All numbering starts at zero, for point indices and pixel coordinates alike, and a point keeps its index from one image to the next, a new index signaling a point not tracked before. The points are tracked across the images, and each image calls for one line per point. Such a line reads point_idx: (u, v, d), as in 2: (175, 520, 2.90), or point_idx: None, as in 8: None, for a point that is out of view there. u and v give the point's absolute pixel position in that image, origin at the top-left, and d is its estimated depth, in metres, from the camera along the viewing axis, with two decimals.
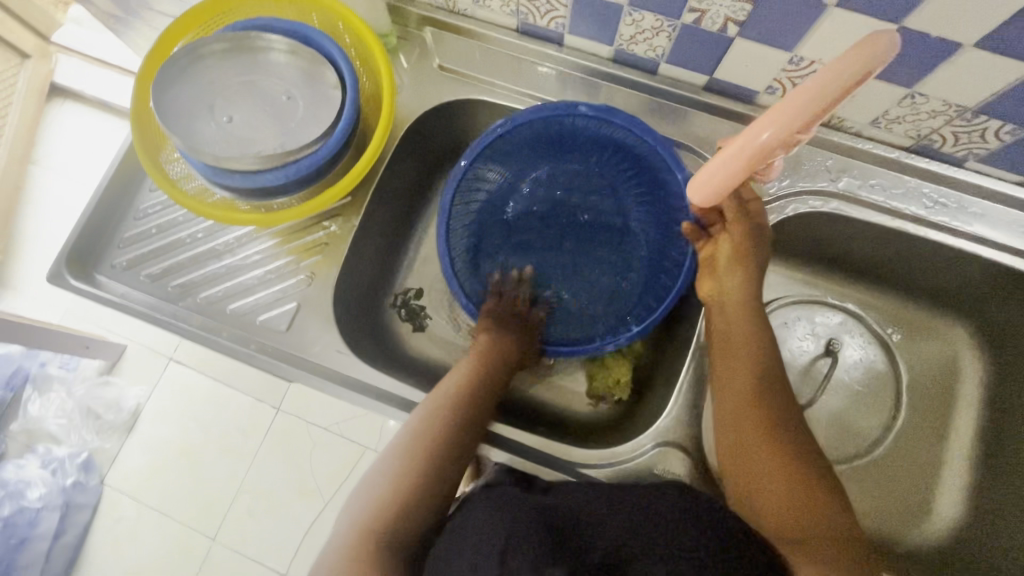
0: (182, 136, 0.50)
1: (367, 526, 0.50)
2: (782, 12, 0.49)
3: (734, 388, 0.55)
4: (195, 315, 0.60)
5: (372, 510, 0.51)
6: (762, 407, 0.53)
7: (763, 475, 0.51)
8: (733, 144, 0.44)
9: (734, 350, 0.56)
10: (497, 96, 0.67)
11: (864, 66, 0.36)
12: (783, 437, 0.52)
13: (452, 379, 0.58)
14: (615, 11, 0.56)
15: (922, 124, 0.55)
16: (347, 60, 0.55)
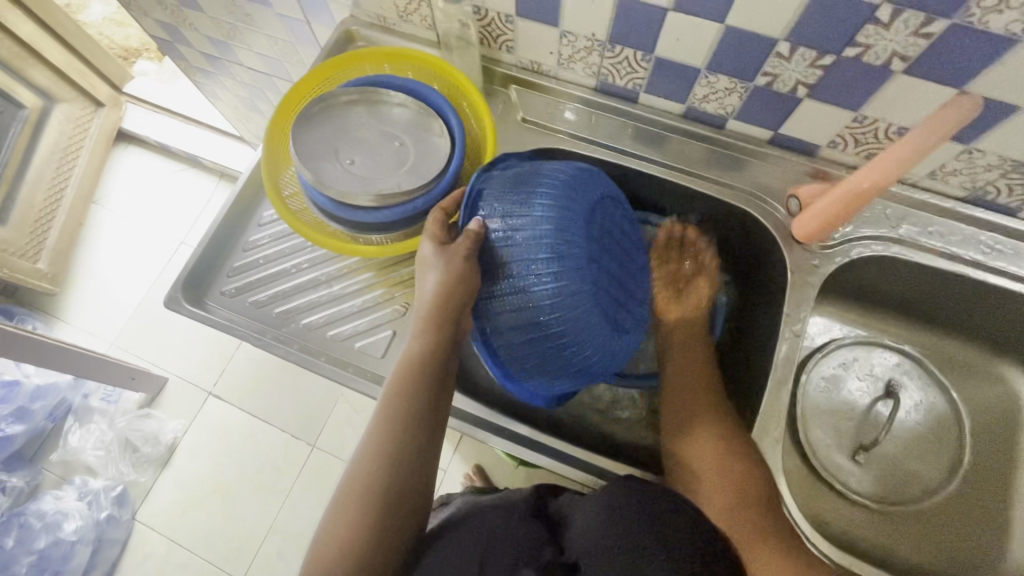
0: (314, 175, 0.57)
1: (358, 485, 0.50)
2: (850, 76, 0.55)
3: (688, 401, 0.63)
4: (295, 340, 0.64)
5: (362, 467, 0.51)
6: (710, 417, 0.61)
7: (709, 470, 0.56)
8: (839, 187, 0.61)
9: (682, 382, 0.66)
10: (575, 146, 0.73)
11: (958, 118, 0.51)
12: (729, 440, 0.58)
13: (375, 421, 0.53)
14: (692, 73, 0.63)
15: (979, 177, 0.60)
16: (456, 113, 0.62)
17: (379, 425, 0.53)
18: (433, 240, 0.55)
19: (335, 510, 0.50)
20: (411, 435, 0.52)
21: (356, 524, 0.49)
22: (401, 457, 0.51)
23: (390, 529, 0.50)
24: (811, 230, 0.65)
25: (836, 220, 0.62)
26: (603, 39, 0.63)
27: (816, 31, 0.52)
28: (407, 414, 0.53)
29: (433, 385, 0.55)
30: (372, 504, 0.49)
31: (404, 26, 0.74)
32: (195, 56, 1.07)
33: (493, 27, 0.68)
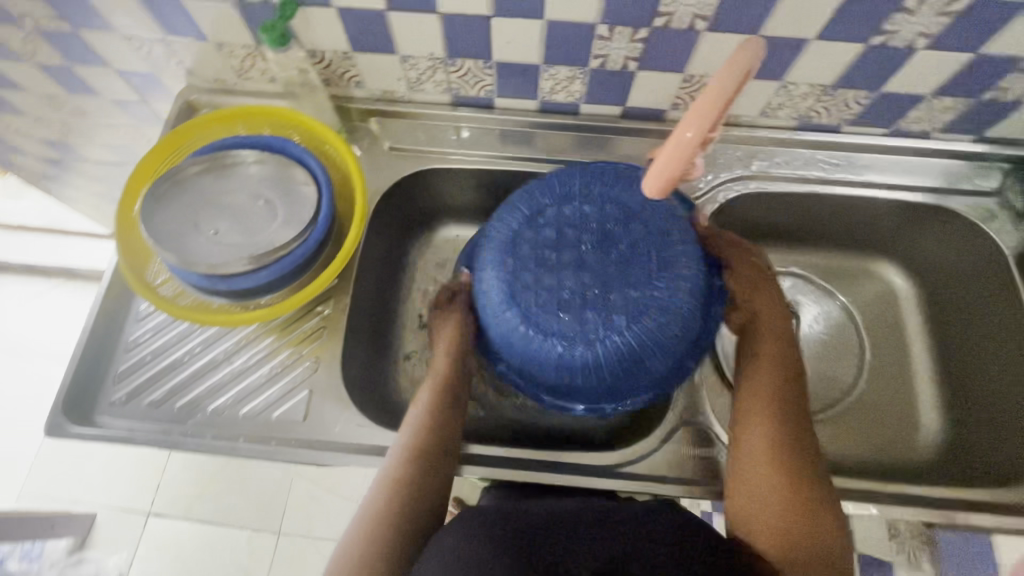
0: (177, 254, 0.54)
1: (389, 484, 0.54)
2: (666, 43, 0.60)
3: (761, 399, 0.57)
4: (206, 429, 0.59)
5: (393, 468, 0.55)
6: (772, 429, 0.56)
7: (756, 481, 0.54)
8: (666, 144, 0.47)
9: (757, 385, 0.58)
10: (453, 164, 0.76)
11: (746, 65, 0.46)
12: (790, 455, 0.54)
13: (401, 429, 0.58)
14: (533, 70, 0.66)
15: (799, 106, 0.67)
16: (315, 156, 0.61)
17: (413, 429, 0.57)
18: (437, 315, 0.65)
19: (366, 507, 0.54)
20: (440, 439, 0.57)
21: (387, 515, 0.52)
22: (443, 445, 0.57)
23: (419, 511, 0.54)
24: (663, 180, 0.48)
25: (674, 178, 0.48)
26: (443, 56, 0.65)
27: (623, 9, 0.56)
28: (435, 421, 0.58)
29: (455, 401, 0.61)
30: (403, 497, 0.53)
31: (246, 85, 0.72)
32: (32, 162, 0.99)
33: (334, 67, 0.68)
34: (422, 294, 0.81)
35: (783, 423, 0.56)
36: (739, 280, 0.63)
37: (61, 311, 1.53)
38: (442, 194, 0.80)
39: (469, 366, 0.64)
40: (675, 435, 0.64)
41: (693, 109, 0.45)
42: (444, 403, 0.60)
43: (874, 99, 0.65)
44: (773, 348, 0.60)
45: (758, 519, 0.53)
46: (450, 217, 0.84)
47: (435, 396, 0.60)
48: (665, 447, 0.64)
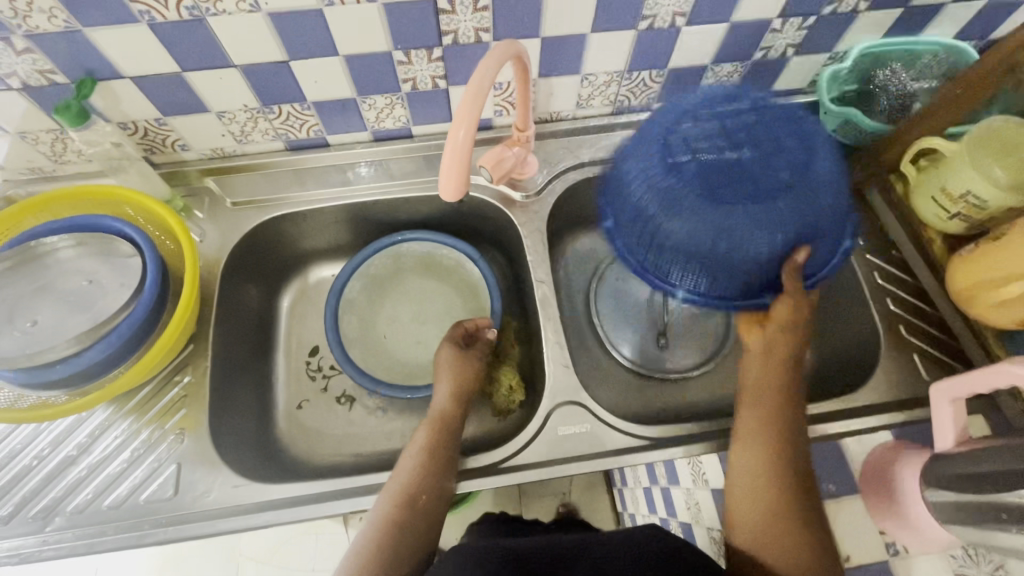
0: None
1: (386, 522, 0.56)
2: (463, 57, 0.63)
3: (761, 416, 0.55)
4: (67, 532, 0.56)
5: (389, 509, 0.56)
6: (769, 449, 0.53)
7: (751, 460, 0.54)
8: (453, 138, 0.48)
9: (764, 408, 0.56)
10: (299, 204, 0.76)
11: (497, 62, 0.50)
12: (786, 454, 0.53)
13: (403, 466, 0.60)
14: (352, 103, 0.68)
15: (607, 94, 0.73)
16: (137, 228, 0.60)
17: (410, 471, 0.59)
18: (443, 362, 0.67)
19: (359, 549, 0.55)
20: (440, 478, 0.59)
21: (383, 553, 0.54)
22: (436, 477, 0.59)
23: (411, 541, 0.55)
24: (455, 176, 0.50)
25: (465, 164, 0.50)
26: (257, 105, 0.66)
27: (410, 35, 0.60)
28: (434, 456, 0.60)
29: (453, 440, 0.62)
30: (392, 539, 0.55)
31: (65, 168, 0.70)
32: None
33: (152, 135, 0.67)
34: (305, 339, 0.81)
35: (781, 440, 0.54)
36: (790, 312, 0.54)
37: None
38: (302, 237, 0.80)
39: (469, 412, 0.67)
40: (551, 417, 0.66)
41: (459, 114, 0.48)
42: (442, 443, 0.61)
43: (666, 76, 0.71)
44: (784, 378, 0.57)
45: (744, 515, 0.52)
46: (319, 258, 0.84)
47: (431, 438, 0.61)
48: (544, 432, 0.65)
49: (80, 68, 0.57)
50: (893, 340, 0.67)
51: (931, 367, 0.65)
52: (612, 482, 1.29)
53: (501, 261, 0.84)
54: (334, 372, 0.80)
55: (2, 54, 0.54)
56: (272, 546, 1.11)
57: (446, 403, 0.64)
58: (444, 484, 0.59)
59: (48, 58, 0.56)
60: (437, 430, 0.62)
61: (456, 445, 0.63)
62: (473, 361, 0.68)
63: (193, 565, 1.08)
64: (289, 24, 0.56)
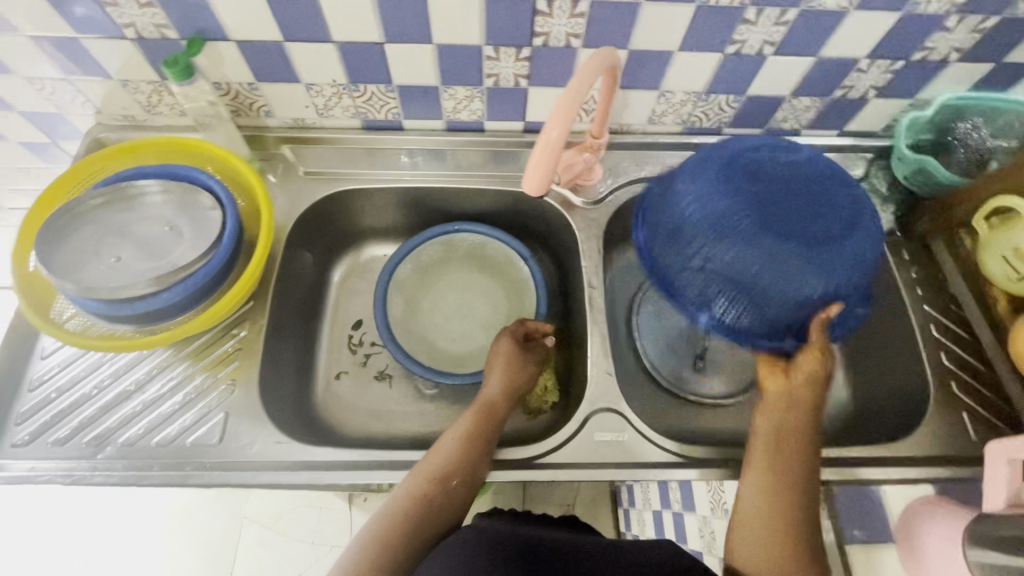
0: (72, 283, 0.54)
1: (415, 493, 0.57)
2: (549, 59, 0.65)
3: (768, 452, 0.56)
4: (116, 461, 0.58)
5: (421, 483, 0.58)
6: (774, 498, 0.53)
7: (751, 502, 0.54)
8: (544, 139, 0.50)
9: (779, 450, 0.55)
10: (367, 182, 0.78)
11: (593, 72, 0.52)
12: (790, 499, 0.53)
13: (444, 443, 0.61)
14: (434, 91, 0.70)
15: (681, 112, 0.74)
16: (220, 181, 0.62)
17: (450, 450, 0.60)
18: (496, 354, 0.69)
19: (385, 512, 0.56)
20: (474, 466, 0.60)
21: (407, 521, 0.56)
22: (470, 468, 0.60)
23: (431, 523, 0.57)
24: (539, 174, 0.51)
25: (552, 165, 0.51)
26: (345, 82, 0.68)
27: (505, 31, 0.61)
28: (473, 443, 0.61)
29: (493, 433, 0.63)
30: (417, 514, 0.56)
31: (156, 119, 0.74)
32: None
33: (242, 98, 0.70)
34: (350, 314, 0.83)
35: (782, 476, 0.54)
36: (815, 356, 0.54)
37: None
38: (363, 214, 0.83)
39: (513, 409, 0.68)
40: (589, 421, 0.66)
41: (553, 115, 0.49)
42: (482, 433, 0.62)
43: (743, 103, 0.72)
44: (793, 420, 0.56)
45: (745, 559, 0.53)
46: (374, 236, 0.87)
47: (476, 425, 0.63)
48: (580, 433, 0.66)
49: (192, 27, 0.60)
50: (944, 396, 0.66)
51: (979, 427, 0.64)
52: (619, 503, 1.28)
53: (550, 264, 0.85)
54: (374, 349, 0.81)
55: (126, 5, 0.58)
56: (277, 512, 1.13)
57: (497, 392, 0.66)
58: (478, 474, 0.60)
59: (166, 14, 0.59)
60: (482, 418, 0.64)
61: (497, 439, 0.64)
62: (526, 362, 0.69)
63: (200, 518, 1.11)
64: (393, 9, 0.59)
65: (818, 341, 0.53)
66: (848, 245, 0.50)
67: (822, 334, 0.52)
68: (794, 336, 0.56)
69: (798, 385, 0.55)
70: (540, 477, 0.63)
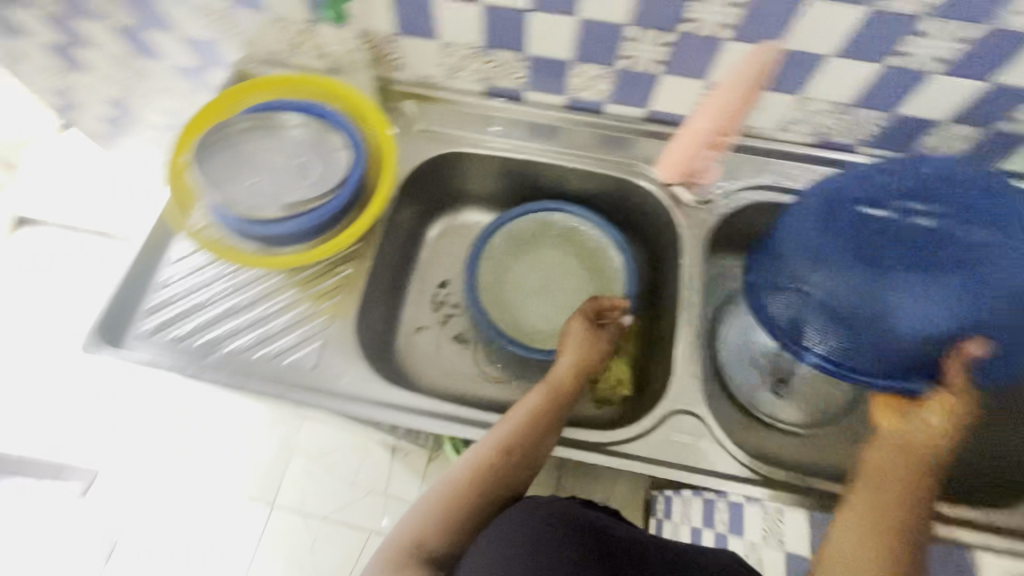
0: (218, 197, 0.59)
1: (478, 467, 0.58)
2: (691, 48, 0.63)
3: (878, 489, 0.51)
4: (225, 366, 0.63)
5: (485, 458, 0.58)
6: (878, 543, 0.48)
7: (844, 542, 0.49)
8: (685, 136, 0.69)
9: (887, 488, 0.51)
10: (479, 147, 0.79)
11: (763, 55, 0.60)
12: (900, 546, 0.48)
13: (513, 418, 0.61)
14: (565, 66, 0.70)
15: (816, 123, 0.70)
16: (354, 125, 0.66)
17: (517, 425, 0.61)
18: (569, 335, 0.69)
19: (451, 479, 0.58)
20: (536, 448, 0.61)
21: (472, 491, 0.57)
22: (534, 445, 0.60)
23: (494, 495, 0.58)
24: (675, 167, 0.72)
25: (688, 159, 0.70)
26: (481, 45, 0.69)
27: (653, 13, 0.60)
28: (540, 421, 0.62)
29: (558, 416, 0.63)
30: (482, 486, 0.57)
31: (298, 59, 0.78)
32: (92, 121, 1.08)
33: (380, 48, 0.73)
34: (439, 273, 0.86)
35: (894, 523, 0.49)
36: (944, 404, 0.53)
37: None
38: (467, 179, 0.84)
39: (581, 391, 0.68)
40: (666, 420, 0.65)
41: (699, 111, 0.66)
42: (548, 415, 0.62)
43: (889, 122, 0.67)
44: (915, 462, 0.52)
45: None
46: (473, 202, 0.88)
47: (544, 403, 0.63)
48: (655, 431, 0.65)
49: None
50: None
51: None
52: None
53: (643, 259, 0.84)
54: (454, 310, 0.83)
55: None
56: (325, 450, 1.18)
57: (565, 371, 0.66)
58: (542, 452, 0.61)
59: None
60: (551, 397, 0.64)
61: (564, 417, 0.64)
62: (595, 344, 0.69)
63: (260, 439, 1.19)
64: None
65: (954, 386, 0.53)
66: (956, 265, 0.51)
67: (963, 379, 0.53)
68: (923, 375, 0.56)
69: (930, 426, 0.53)
70: (609, 465, 0.63)
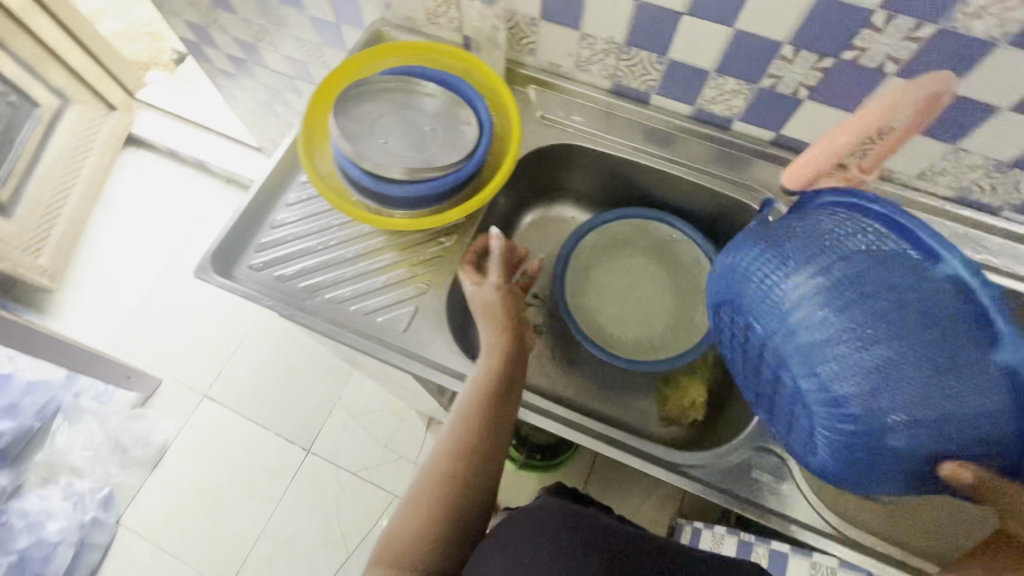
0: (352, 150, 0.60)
1: (436, 475, 0.56)
2: (847, 76, 0.60)
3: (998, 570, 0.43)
4: (321, 313, 0.65)
5: (439, 465, 0.56)
6: None
7: None
8: (831, 139, 0.57)
9: None
10: (593, 143, 0.79)
11: (934, 85, 0.55)
12: None
13: (458, 424, 0.58)
14: (702, 76, 0.68)
15: (962, 177, 0.65)
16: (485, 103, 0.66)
17: (462, 426, 0.57)
18: (480, 303, 0.63)
19: (417, 501, 0.55)
20: (489, 445, 0.57)
21: (444, 507, 0.54)
22: (487, 439, 0.57)
23: (462, 498, 0.55)
24: (801, 176, 0.60)
25: (822, 169, 0.59)
26: (620, 42, 0.68)
27: (817, 36, 0.57)
28: (486, 415, 0.58)
29: (503, 402, 0.59)
30: (447, 494, 0.55)
31: (432, 28, 0.79)
32: (219, 57, 1.14)
33: (517, 30, 0.72)
34: None
35: None
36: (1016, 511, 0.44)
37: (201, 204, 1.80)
38: (572, 173, 0.84)
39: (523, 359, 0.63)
40: (744, 452, 0.65)
41: (846, 125, 0.57)
42: (479, 409, 0.58)
43: None
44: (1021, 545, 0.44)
45: None
46: (571, 198, 0.88)
47: (485, 398, 0.58)
48: (733, 460, 0.65)
49: None
50: None
51: None
52: None
53: None
54: (533, 300, 0.83)
55: None
56: None
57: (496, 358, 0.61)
58: (497, 440, 0.58)
59: None
60: (487, 384, 0.59)
61: (513, 399, 0.60)
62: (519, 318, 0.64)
63: None
64: None
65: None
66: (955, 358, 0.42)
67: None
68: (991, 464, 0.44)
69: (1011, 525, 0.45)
70: (681, 484, 0.64)
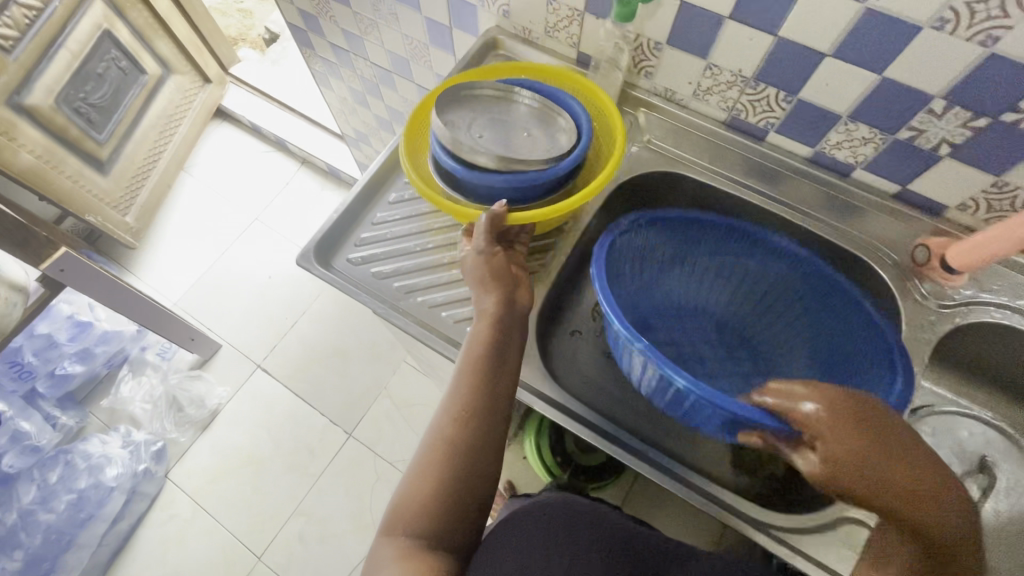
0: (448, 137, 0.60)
1: (437, 439, 0.56)
2: (1003, 138, 0.56)
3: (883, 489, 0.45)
4: (412, 315, 0.66)
5: (439, 436, 0.56)
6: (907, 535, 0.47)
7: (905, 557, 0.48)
8: (1002, 226, 0.58)
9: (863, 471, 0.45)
10: (699, 175, 0.76)
11: None
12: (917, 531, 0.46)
13: (453, 389, 0.58)
14: (832, 121, 0.65)
15: None
16: (585, 112, 0.66)
17: (455, 395, 0.58)
18: (469, 265, 0.62)
19: (416, 472, 0.56)
20: (487, 408, 0.57)
21: (443, 479, 0.54)
22: (483, 405, 0.57)
23: (461, 467, 0.55)
24: (967, 258, 0.62)
25: (994, 253, 0.60)
26: (748, 76, 0.65)
27: (977, 93, 0.54)
28: (478, 381, 0.58)
29: (499, 374, 0.59)
30: (447, 463, 0.55)
31: (547, 41, 0.79)
32: (322, 45, 1.17)
33: (638, 52, 0.71)
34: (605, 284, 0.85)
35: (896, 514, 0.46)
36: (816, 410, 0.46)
37: (275, 180, 1.87)
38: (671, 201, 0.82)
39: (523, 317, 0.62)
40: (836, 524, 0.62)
41: None
42: (479, 380, 0.58)
43: None
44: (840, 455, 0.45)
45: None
46: None
47: (478, 364, 0.58)
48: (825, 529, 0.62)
49: None
50: None
51: None
52: None
53: None
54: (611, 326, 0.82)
55: None
56: None
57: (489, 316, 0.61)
58: (493, 407, 0.58)
59: None
60: (484, 346, 0.59)
61: (507, 360, 0.60)
62: (500, 272, 0.62)
63: None
64: (867, 28, 0.54)
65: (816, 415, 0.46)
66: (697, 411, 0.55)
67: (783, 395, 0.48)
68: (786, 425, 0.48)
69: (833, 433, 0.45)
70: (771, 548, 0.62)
